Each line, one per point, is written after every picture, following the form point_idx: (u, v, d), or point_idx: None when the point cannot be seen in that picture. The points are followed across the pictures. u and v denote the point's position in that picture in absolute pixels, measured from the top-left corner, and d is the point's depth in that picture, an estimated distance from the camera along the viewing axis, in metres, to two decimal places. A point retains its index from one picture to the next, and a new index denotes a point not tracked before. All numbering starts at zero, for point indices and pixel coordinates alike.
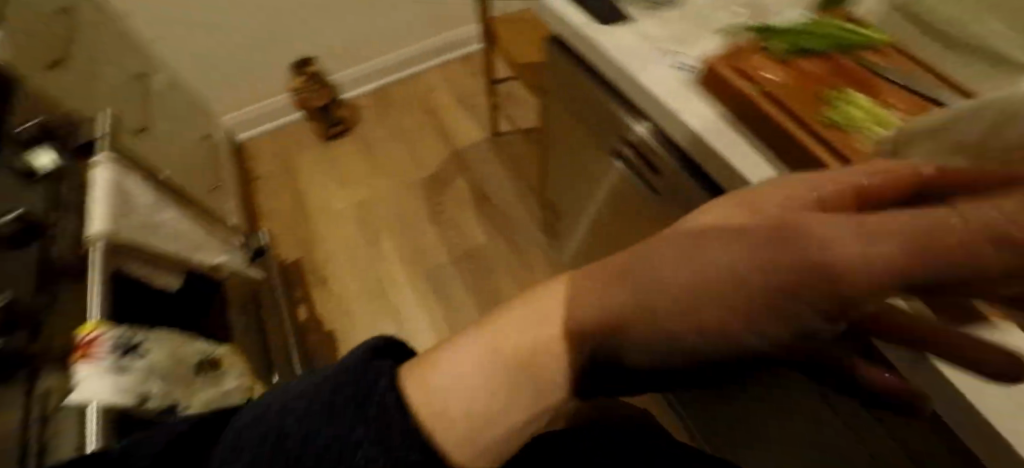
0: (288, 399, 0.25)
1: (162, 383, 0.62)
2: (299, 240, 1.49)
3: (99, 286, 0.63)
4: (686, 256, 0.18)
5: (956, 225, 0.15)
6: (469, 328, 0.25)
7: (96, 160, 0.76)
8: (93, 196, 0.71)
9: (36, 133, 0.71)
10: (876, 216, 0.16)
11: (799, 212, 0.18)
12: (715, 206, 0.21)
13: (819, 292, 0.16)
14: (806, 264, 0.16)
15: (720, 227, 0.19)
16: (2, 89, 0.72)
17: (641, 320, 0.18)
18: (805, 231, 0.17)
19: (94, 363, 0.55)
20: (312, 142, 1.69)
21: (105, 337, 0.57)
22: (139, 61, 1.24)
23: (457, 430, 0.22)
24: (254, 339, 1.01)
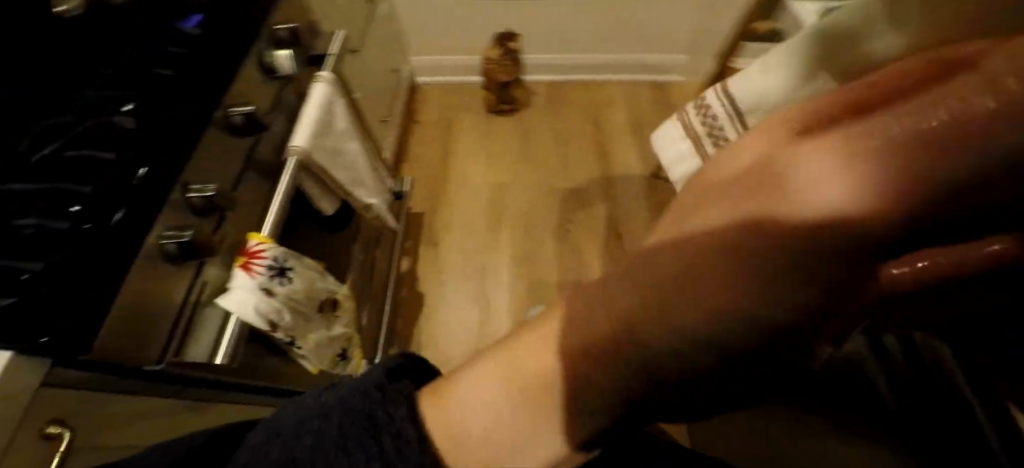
0: (309, 414, 0.32)
1: (292, 315, 0.62)
2: (429, 196, 1.50)
3: (281, 201, 0.66)
4: (616, 308, 0.20)
5: (767, 246, 0.18)
6: (477, 359, 0.29)
7: (320, 75, 0.79)
8: (305, 111, 0.74)
9: (289, 36, 0.73)
10: (746, 258, 0.18)
11: (710, 257, 0.18)
12: (607, 274, 0.22)
13: (749, 324, 0.18)
14: (719, 311, 0.18)
15: (627, 296, 0.20)
16: None
17: (611, 355, 0.20)
18: (702, 286, 0.18)
19: (253, 276, 0.57)
20: (477, 109, 1.69)
21: (268, 254, 0.59)
22: None
23: (483, 453, 0.27)
24: (362, 281, 1.03)
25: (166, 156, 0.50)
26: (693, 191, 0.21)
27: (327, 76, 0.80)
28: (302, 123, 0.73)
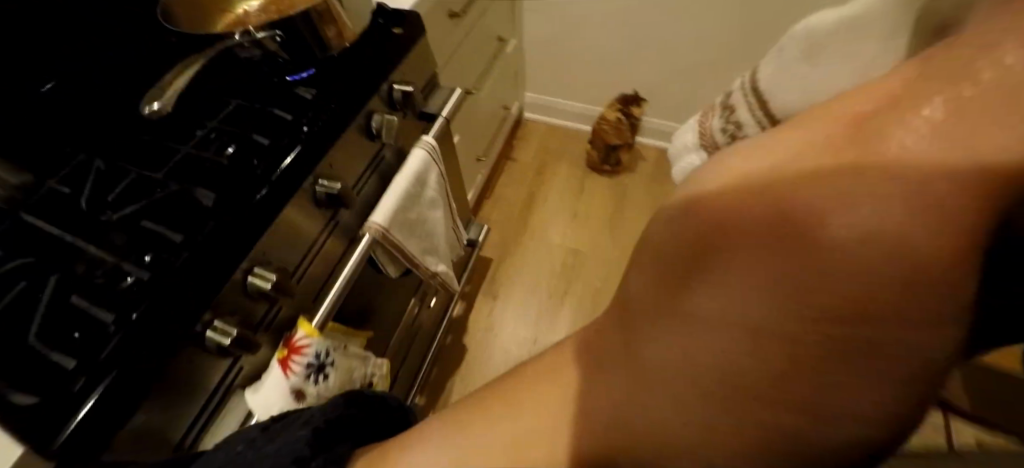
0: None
1: None
2: (502, 243, 1.42)
3: (342, 284, 0.60)
4: (632, 403, 0.19)
5: (828, 362, 0.15)
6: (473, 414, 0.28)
7: (423, 140, 0.73)
8: (396, 179, 0.68)
9: (404, 98, 0.68)
10: (788, 385, 0.16)
11: (736, 373, 0.16)
12: (640, 358, 0.19)
13: (784, 431, 0.16)
14: (761, 430, 0.17)
15: (660, 406, 0.18)
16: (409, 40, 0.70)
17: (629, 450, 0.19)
18: (741, 410, 0.17)
19: (290, 376, 0.52)
20: (577, 161, 1.58)
21: (308, 354, 0.53)
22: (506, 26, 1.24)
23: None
24: (409, 338, 0.97)
25: (240, 240, 0.47)
26: (723, 285, 0.17)
27: (430, 141, 0.73)
28: (389, 193, 0.67)
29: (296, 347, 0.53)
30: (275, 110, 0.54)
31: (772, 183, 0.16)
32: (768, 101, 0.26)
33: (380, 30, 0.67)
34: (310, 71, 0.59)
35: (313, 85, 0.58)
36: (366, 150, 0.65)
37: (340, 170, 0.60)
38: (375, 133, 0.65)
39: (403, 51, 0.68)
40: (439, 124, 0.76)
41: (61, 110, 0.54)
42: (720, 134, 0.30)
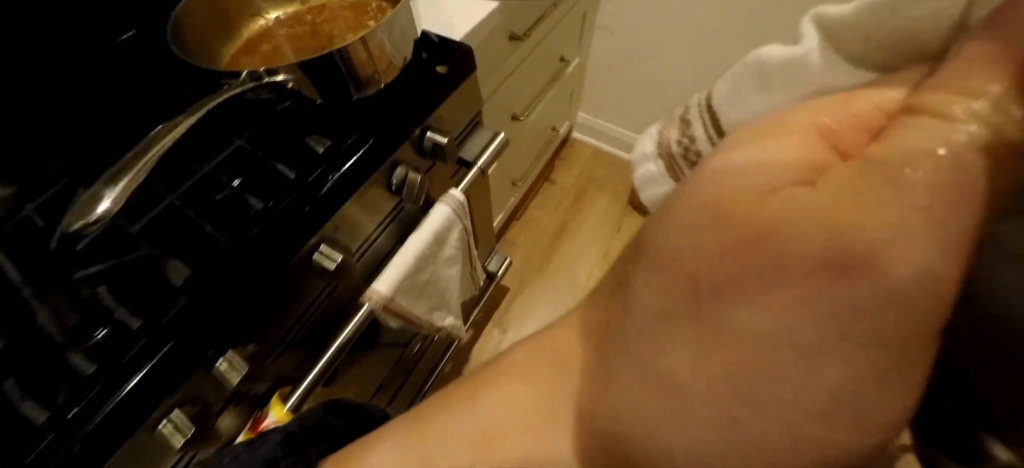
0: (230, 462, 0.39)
1: None
2: (524, 273, 1.33)
3: (325, 361, 0.53)
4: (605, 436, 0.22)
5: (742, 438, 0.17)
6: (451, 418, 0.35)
7: (450, 193, 0.64)
8: (411, 238, 0.60)
9: (435, 148, 0.58)
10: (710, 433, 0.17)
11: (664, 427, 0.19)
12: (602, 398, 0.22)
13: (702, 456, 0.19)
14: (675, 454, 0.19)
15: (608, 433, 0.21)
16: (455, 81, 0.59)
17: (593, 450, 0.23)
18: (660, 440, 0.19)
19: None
20: (621, 196, 1.44)
21: None
22: (569, 45, 1.11)
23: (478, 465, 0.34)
24: (405, 379, 0.91)
25: (203, 330, 0.41)
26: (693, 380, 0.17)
27: (458, 196, 0.64)
28: (401, 253, 0.59)
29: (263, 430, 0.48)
30: (280, 165, 0.46)
31: (732, 193, 0.17)
32: (718, 118, 0.29)
33: (422, 66, 0.57)
34: (329, 114, 0.50)
35: (329, 134, 0.49)
36: (382, 205, 0.58)
37: (347, 232, 0.53)
38: (395, 189, 0.57)
39: (445, 93, 0.58)
40: (473, 175, 0.66)
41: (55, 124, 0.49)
42: (674, 146, 0.33)
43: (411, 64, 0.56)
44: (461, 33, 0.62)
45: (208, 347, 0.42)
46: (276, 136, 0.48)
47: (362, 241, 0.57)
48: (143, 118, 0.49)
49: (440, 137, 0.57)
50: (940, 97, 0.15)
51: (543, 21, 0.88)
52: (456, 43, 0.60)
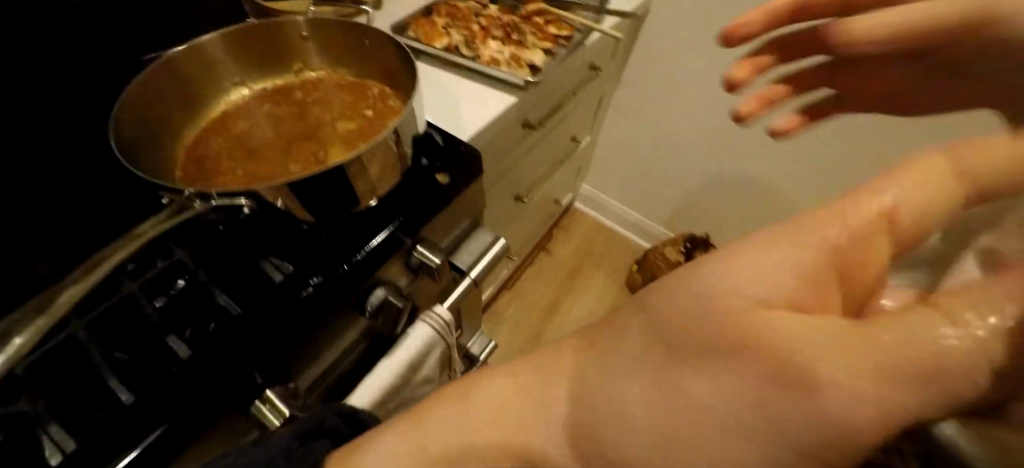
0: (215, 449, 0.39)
1: None
2: (505, 352, 1.23)
3: None
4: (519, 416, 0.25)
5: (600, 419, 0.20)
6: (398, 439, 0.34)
7: (434, 311, 0.55)
8: (381, 365, 0.52)
9: (423, 266, 0.50)
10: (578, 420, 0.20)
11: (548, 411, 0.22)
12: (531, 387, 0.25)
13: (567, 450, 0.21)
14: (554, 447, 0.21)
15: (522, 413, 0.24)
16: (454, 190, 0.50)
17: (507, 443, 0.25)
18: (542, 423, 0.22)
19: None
20: (618, 277, 1.37)
21: None
22: (583, 126, 1.06)
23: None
24: None
25: None
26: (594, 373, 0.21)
27: (444, 313, 0.55)
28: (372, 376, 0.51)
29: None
30: (223, 297, 0.38)
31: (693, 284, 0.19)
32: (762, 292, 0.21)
33: (419, 174, 0.49)
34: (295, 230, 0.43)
35: (291, 257, 0.41)
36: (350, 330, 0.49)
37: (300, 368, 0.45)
38: (367, 314, 0.47)
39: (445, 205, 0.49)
40: (462, 288, 0.56)
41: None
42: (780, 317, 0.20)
43: (408, 172, 0.48)
44: (471, 135, 0.56)
45: None
46: (232, 254, 0.41)
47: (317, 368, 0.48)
48: (80, 206, 0.41)
49: (429, 256, 0.49)
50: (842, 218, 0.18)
51: (560, 109, 0.82)
52: (462, 147, 0.52)
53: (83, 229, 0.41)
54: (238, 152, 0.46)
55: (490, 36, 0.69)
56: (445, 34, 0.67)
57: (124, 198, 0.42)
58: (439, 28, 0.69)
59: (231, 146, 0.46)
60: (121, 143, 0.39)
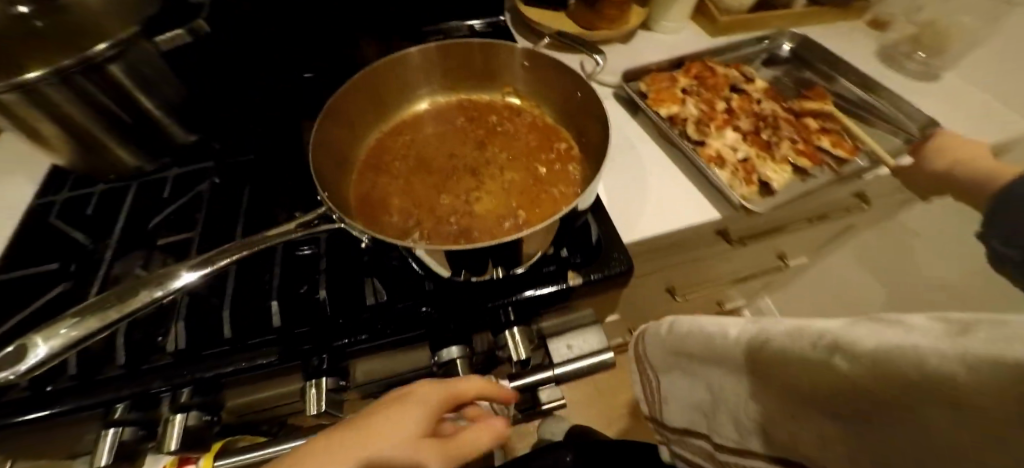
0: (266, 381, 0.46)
1: None
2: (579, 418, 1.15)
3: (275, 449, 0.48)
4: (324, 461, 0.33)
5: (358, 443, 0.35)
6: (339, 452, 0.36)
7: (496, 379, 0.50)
8: None
9: (507, 346, 0.47)
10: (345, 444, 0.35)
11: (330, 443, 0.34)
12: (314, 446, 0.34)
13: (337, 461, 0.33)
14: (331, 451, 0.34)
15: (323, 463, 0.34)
16: (573, 295, 0.45)
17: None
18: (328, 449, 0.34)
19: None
20: None
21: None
22: (799, 250, 0.83)
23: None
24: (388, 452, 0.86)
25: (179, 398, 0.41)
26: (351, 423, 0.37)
27: (505, 390, 0.49)
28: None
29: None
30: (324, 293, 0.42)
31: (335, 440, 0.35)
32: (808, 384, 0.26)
33: (553, 265, 0.45)
34: (404, 268, 0.44)
35: (393, 290, 0.43)
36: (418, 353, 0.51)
37: (360, 363, 0.48)
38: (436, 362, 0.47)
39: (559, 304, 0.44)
40: (539, 377, 0.49)
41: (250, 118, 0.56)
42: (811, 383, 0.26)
43: (540, 258, 0.44)
44: (635, 236, 0.49)
45: (187, 407, 0.42)
46: (359, 254, 0.45)
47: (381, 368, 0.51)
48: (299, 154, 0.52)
49: (515, 343, 0.45)
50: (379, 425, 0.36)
51: (779, 231, 0.65)
52: (616, 253, 0.45)
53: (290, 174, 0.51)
54: (413, 156, 0.48)
55: (730, 124, 0.58)
56: (680, 102, 0.58)
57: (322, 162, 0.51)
58: (678, 92, 0.60)
59: (410, 146, 0.50)
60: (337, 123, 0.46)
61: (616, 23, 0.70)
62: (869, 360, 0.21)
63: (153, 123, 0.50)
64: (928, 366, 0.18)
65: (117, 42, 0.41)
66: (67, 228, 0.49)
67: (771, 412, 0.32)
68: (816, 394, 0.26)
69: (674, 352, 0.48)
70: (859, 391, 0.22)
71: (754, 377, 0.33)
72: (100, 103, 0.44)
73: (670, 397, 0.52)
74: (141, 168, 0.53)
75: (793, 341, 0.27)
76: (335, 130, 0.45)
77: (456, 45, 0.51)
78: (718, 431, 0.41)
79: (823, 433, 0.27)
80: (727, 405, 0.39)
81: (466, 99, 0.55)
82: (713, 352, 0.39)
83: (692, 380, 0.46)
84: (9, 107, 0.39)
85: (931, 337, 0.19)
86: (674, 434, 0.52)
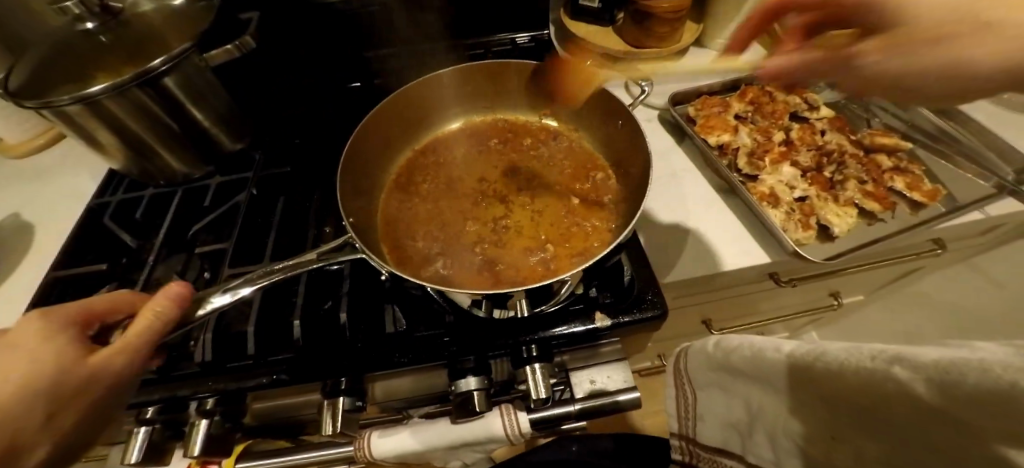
0: (289, 395, 0.47)
1: None
2: None
3: (293, 456, 0.51)
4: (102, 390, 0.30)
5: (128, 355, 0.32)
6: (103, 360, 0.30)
7: (512, 411, 0.49)
8: (440, 423, 0.50)
9: (527, 382, 0.44)
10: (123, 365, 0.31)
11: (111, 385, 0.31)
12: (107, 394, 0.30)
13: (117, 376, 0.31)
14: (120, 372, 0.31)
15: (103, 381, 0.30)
16: (592, 336, 0.43)
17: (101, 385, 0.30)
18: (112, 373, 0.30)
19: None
20: None
21: None
22: (858, 289, 0.76)
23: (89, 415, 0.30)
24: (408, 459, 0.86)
25: (210, 403, 0.43)
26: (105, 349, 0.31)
27: (523, 422, 0.48)
28: (415, 433, 0.51)
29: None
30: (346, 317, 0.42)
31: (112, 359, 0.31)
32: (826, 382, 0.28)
33: (581, 303, 0.43)
34: (423, 294, 0.44)
35: (412, 318, 0.44)
36: (438, 375, 0.50)
37: (378, 382, 0.48)
38: (452, 392, 0.45)
39: (585, 343, 0.43)
40: (562, 412, 0.48)
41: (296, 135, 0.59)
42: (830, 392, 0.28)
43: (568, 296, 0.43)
44: (674, 276, 0.46)
45: (211, 413, 0.44)
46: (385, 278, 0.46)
47: (400, 386, 0.51)
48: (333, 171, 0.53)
49: (535, 382, 0.42)
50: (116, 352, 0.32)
51: (839, 273, 0.59)
52: (650, 293, 0.43)
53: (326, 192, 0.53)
54: (447, 181, 0.50)
55: (789, 158, 0.55)
56: (733, 131, 0.56)
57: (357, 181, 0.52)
58: (730, 118, 0.58)
59: (443, 174, 0.51)
60: (366, 142, 0.48)
61: (666, 41, 0.67)
62: (927, 369, 0.22)
63: (199, 130, 0.55)
64: (989, 376, 0.18)
65: (170, 59, 0.46)
66: (118, 230, 0.54)
67: (812, 430, 0.31)
68: (851, 403, 0.26)
69: (716, 369, 0.42)
70: (926, 412, 0.22)
71: (800, 401, 0.32)
72: (153, 112, 0.49)
73: (703, 417, 0.46)
74: (188, 173, 0.58)
75: (848, 356, 0.27)
76: (370, 148, 0.49)
77: (494, 69, 0.53)
78: (754, 451, 0.38)
79: (863, 452, 0.27)
80: (762, 423, 0.37)
81: (505, 127, 0.57)
82: (751, 369, 0.36)
83: (727, 399, 0.41)
84: (75, 114, 0.45)
85: (998, 354, 0.19)
86: (701, 455, 0.46)
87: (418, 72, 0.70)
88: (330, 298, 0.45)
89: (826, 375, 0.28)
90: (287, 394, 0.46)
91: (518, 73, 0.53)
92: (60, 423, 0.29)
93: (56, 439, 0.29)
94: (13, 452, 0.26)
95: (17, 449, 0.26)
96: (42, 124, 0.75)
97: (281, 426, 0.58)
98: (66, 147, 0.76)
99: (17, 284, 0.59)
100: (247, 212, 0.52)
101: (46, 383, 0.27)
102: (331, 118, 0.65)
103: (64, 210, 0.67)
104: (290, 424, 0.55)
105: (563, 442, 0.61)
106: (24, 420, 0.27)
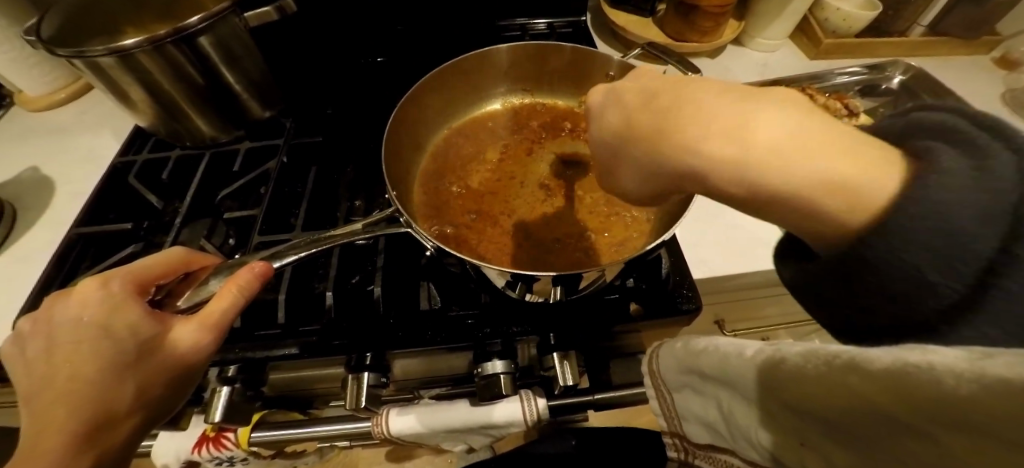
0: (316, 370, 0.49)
1: (221, 459, 0.57)
2: None
3: (312, 424, 0.52)
4: (169, 369, 0.33)
5: (190, 333, 0.34)
6: (174, 341, 0.33)
7: (531, 397, 0.50)
8: (463, 404, 0.52)
9: (553, 368, 0.46)
10: (188, 344, 0.34)
11: (178, 361, 0.33)
12: (170, 369, 0.33)
13: (187, 355, 0.34)
14: (189, 349, 0.34)
15: (167, 359, 0.33)
16: (615, 322, 0.45)
17: (174, 363, 0.33)
18: (176, 351, 0.33)
19: (198, 452, 0.55)
20: None
21: (228, 444, 0.53)
22: None
23: (157, 394, 0.33)
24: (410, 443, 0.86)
25: (240, 373, 0.44)
26: (165, 322, 0.34)
27: (542, 408, 0.50)
28: (434, 413, 0.52)
29: (219, 443, 0.53)
30: (379, 291, 0.45)
31: (177, 336, 0.33)
32: (794, 389, 0.24)
33: (617, 293, 0.47)
34: (453, 272, 0.48)
35: (446, 298, 0.47)
36: (461, 358, 0.50)
37: (400, 361, 0.49)
38: (477, 374, 0.46)
39: (612, 329, 0.46)
40: (579, 400, 0.50)
41: (343, 113, 0.64)
42: (790, 399, 0.24)
43: (606, 287, 0.47)
44: (709, 273, 0.51)
45: (233, 382, 0.45)
46: (421, 256, 0.50)
47: (424, 368, 0.53)
48: (365, 152, 0.59)
49: (563, 369, 0.44)
50: (170, 319, 0.34)
51: None
52: (685, 289, 0.47)
53: (369, 172, 0.57)
54: (485, 161, 0.59)
55: None
56: None
57: (399, 159, 0.55)
58: None
59: (485, 150, 0.61)
60: (412, 114, 0.57)
61: (708, 36, 0.70)
62: (882, 378, 0.19)
63: (229, 92, 0.58)
64: (944, 391, 0.17)
65: (207, 17, 0.48)
66: (145, 191, 0.58)
67: (779, 437, 0.27)
68: (811, 409, 0.23)
69: (687, 370, 0.35)
70: (874, 417, 0.20)
71: (767, 410, 0.27)
72: (184, 71, 0.52)
73: (684, 416, 0.38)
74: (215, 137, 0.61)
75: (804, 363, 0.23)
76: (414, 118, 0.58)
77: (544, 51, 0.60)
78: (736, 454, 0.32)
79: (835, 458, 0.23)
80: (736, 429, 0.31)
81: (543, 111, 0.66)
82: (720, 375, 0.30)
83: (699, 401, 0.35)
84: (106, 67, 0.48)
85: (953, 360, 0.17)
86: (699, 453, 0.37)
87: (454, 51, 0.71)
88: (357, 274, 0.48)
89: (793, 383, 0.24)
90: (320, 367, 0.48)
91: (572, 56, 0.59)
92: (151, 392, 0.33)
93: (148, 406, 0.33)
94: (109, 420, 0.31)
95: (113, 416, 0.31)
96: (64, 77, 0.74)
97: (296, 398, 0.59)
98: (88, 103, 0.75)
99: (37, 239, 0.58)
100: (277, 181, 0.56)
101: (124, 362, 0.31)
102: (367, 94, 0.66)
103: (85, 168, 0.66)
104: (308, 395, 0.57)
105: (566, 435, 0.61)
106: (114, 393, 0.31)
